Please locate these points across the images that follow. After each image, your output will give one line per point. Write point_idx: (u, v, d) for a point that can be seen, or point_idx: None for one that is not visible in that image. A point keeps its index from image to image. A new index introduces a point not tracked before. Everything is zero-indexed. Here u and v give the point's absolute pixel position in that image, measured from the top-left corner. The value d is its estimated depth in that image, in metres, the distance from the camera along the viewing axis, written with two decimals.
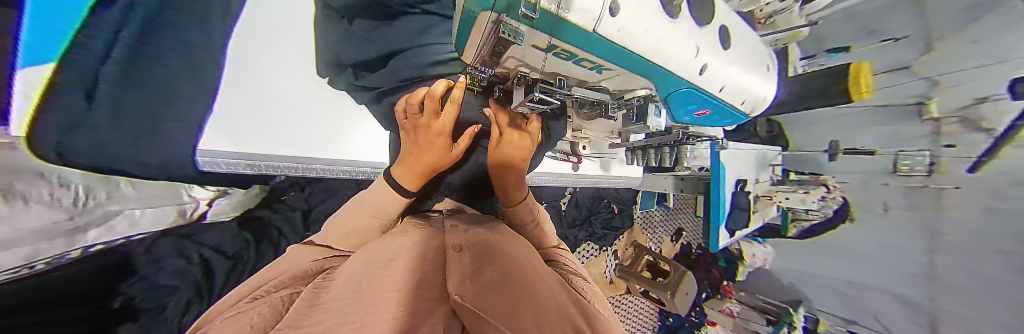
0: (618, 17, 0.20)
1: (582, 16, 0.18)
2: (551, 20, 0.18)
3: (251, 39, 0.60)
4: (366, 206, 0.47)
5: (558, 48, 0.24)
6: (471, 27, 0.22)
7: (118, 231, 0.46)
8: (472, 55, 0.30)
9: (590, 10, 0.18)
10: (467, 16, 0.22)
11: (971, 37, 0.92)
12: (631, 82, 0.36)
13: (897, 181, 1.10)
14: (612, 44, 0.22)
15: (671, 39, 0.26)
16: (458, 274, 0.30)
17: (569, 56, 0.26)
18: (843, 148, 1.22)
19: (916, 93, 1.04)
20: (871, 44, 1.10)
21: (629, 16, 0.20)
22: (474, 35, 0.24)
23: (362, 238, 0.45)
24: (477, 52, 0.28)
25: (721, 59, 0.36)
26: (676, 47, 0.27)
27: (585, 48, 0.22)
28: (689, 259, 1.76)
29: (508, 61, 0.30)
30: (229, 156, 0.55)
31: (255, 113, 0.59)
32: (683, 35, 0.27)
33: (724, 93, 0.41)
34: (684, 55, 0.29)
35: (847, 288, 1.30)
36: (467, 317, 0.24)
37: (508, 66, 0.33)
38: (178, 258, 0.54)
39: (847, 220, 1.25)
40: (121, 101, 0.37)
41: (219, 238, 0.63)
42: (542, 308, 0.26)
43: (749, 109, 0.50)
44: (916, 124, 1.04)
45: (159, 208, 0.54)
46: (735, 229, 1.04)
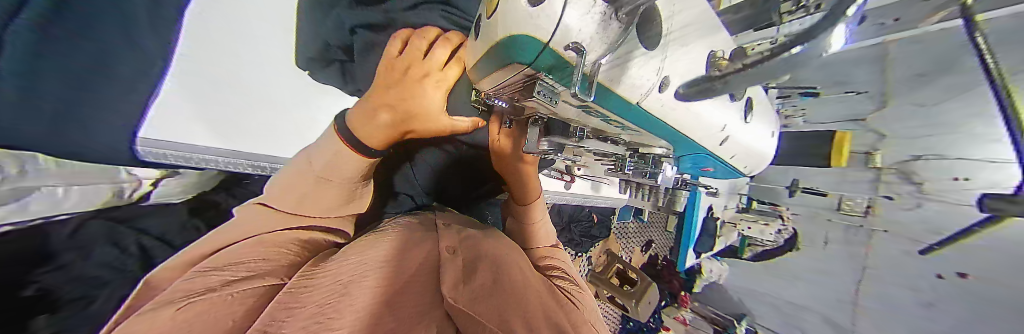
0: (661, 94, 0.24)
1: (625, 88, 0.20)
2: (601, 91, 0.20)
3: (215, 24, 0.58)
4: (315, 165, 0.41)
5: (587, 109, 0.26)
6: (492, 69, 0.23)
7: (30, 210, 0.41)
8: (488, 88, 0.30)
9: (632, 83, 0.21)
10: (489, 62, 0.22)
11: (915, 101, 1.02)
12: (649, 140, 0.42)
13: (839, 218, 1.21)
14: (641, 107, 0.24)
15: (694, 106, 0.30)
16: (453, 277, 0.29)
17: (599, 114, 0.28)
18: (801, 187, 1.27)
19: (865, 144, 1.10)
20: (838, 93, 1.12)
21: (665, 97, 0.25)
22: (495, 77, 0.24)
23: (326, 203, 0.43)
24: (495, 87, 0.29)
25: (740, 133, 0.42)
26: (695, 105, 0.30)
27: (612, 106, 0.24)
28: (654, 269, 1.79)
29: (528, 103, 0.30)
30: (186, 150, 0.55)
31: (216, 108, 0.59)
32: (715, 108, 0.33)
33: (733, 159, 0.48)
34: (709, 129, 0.35)
35: (786, 306, 1.49)
36: (462, 321, 0.24)
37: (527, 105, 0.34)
38: (110, 246, 0.48)
39: (794, 248, 1.37)
40: (32, 59, 0.30)
41: (161, 226, 0.55)
42: (533, 319, 0.26)
43: (749, 170, 0.57)
44: (862, 170, 1.12)
45: (90, 186, 0.47)
46: (701, 251, 1.13)
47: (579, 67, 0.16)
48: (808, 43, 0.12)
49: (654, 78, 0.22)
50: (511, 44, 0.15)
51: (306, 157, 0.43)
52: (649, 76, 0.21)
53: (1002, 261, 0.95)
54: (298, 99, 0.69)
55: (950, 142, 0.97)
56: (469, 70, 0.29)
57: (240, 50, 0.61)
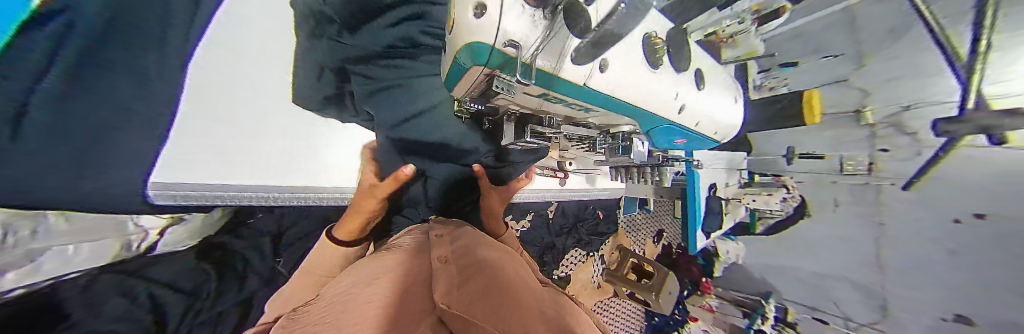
0: (604, 73, 0.30)
1: (570, 74, 0.27)
2: (544, 76, 0.26)
3: (211, 70, 0.51)
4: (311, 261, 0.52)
5: (548, 96, 0.32)
6: (460, 77, 0.28)
7: (44, 271, 0.40)
8: (461, 94, 0.34)
9: (576, 73, 0.28)
10: (455, 71, 0.26)
11: (889, 56, 1.07)
12: (615, 120, 0.46)
13: (844, 179, 1.24)
14: (595, 91, 0.31)
15: (647, 84, 0.35)
16: (444, 287, 0.29)
17: (559, 101, 0.34)
18: (799, 153, 1.30)
19: (851, 104, 1.17)
20: (818, 60, 1.18)
21: (610, 75, 0.31)
22: (464, 82, 0.29)
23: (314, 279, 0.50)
24: (466, 93, 0.33)
25: (696, 99, 0.46)
26: (645, 84, 0.35)
27: (566, 92, 0.30)
28: (670, 258, 1.78)
29: (498, 101, 0.36)
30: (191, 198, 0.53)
31: (211, 159, 0.54)
32: (662, 82, 0.38)
33: (698, 126, 0.51)
34: (662, 99, 0.39)
35: (810, 278, 1.40)
36: (451, 323, 0.24)
37: (500, 105, 0.41)
38: (121, 298, 0.47)
39: (805, 215, 1.37)
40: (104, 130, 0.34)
41: (170, 274, 0.55)
42: (527, 310, 0.25)
43: (721, 136, 0.60)
44: (857, 129, 1.18)
45: (98, 242, 0.47)
46: (711, 231, 1.11)
47: (519, 58, 0.23)
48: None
49: (592, 64, 0.28)
50: (471, 50, 0.22)
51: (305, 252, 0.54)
52: (587, 66, 0.28)
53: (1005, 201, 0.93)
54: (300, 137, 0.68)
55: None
56: (445, 84, 0.32)
57: (233, 88, 0.55)
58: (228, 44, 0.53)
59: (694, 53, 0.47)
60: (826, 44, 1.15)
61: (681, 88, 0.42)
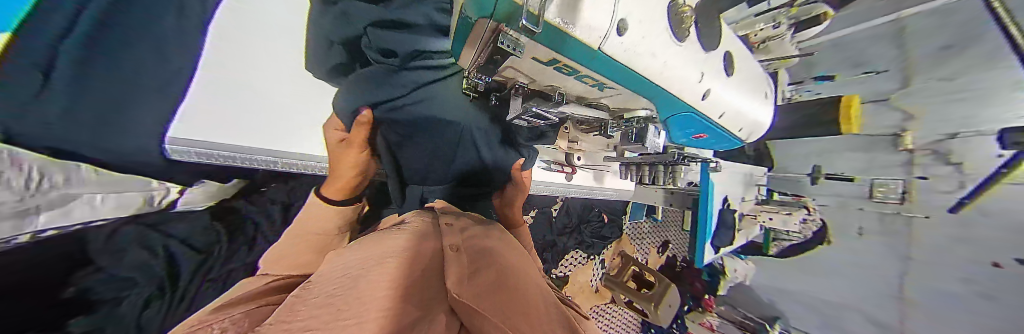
0: (622, 37, 0.26)
1: (587, 32, 0.23)
2: (556, 36, 0.23)
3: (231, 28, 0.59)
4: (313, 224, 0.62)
5: (559, 64, 0.30)
6: (471, 36, 0.27)
7: (75, 216, 0.43)
8: (469, 61, 0.34)
9: (595, 29, 0.23)
10: (466, 27, 0.26)
11: (946, 75, 0.95)
12: (632, 102, 0.44)
13: (872, 206, 1.13)
14: (617, 62, 0.28)
15: (672, 60, 0.33)
16: (456, 272, 0.27)
17: (570, 71, 0.32)
18: (824, 173, 1.25)
19: (892, 125, 1.08)
20: (853, 76, 1.13)
21: (629, 42, 0.27)
22: (473, 42, 0.28)
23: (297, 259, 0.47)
24: (473, 58, 0.33)
25: (722, 87, 0.43)
26: (668, 66, 0.33)
27: (584, 63, 0.28)
28: (673, 270, 1.74)
29: (504, 66, 0.34)
30: (203, 147, 0.56)
31: (222, 104, 0.60)
32: (688, 59, 0.35)
33: (723, 118, 0.47)
34: (685, 81, 0.36)
35: (823, 306, 1.32)
36: (463, 316, 0.22)
37: (507, 75, 0.40)
38: (141, 250, 0.52)
39: (825, 241, 1.28)
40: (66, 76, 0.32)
41: (187, 230, 0.60)
42: (535, 310, 0.23)
43: (744, 135, 0.56)
44: (892, 154, 1.08)
45: (122, 193, 0.49)
46: (719, 246, 1.06)
47: (529, 5, 0.18)
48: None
49: (613, 21, 0.25)
50: (475, 0, 0.21)
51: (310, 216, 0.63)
52: (608, 20, 0.24)
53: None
54: (300, 100, 0.71)
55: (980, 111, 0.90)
56: (454, 47, 0.33)
57: (250, 48, 0.63)
58: (246, 17, 0.62)
59: (724, 33, 0.43)
60: (870, 56, 1.08)
61: (706, 74, 0.39)
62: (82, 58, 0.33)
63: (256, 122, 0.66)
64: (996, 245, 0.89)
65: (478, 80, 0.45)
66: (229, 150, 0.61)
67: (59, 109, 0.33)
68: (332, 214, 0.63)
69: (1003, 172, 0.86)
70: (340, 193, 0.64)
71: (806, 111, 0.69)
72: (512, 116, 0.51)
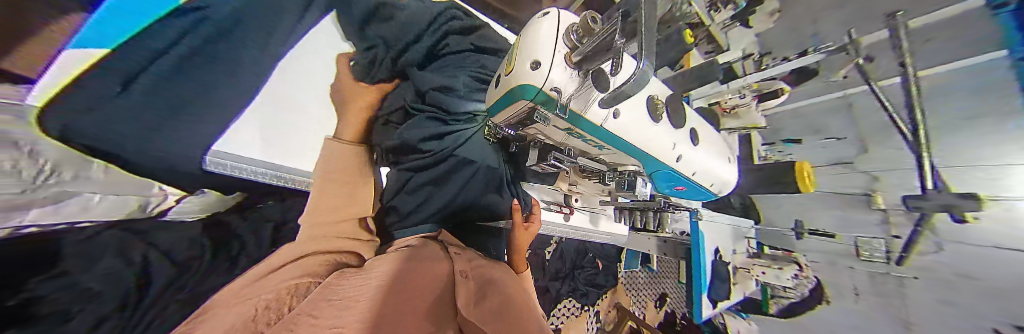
0: (617, 118, 0.36)
1: (594, 115, 0.34)
2: (575, 114, 0.34)
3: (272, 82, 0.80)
4: None
5: (571, 131, 0.39)
6: (508, 105, 0.35)
7: (65, 213, 0.42)
8: (500, 120, 0.42)
9: (598, 114, 0.35)
10: (508, 99, 0.34)
11: (893, 146, 1.06)
12: (624, 159, 0.51)
13: (862, 266, 1.08)
14: (611, 131, 0.37)
15: (654, 136, 0.42)
16: (465, 297, 0.29)
17: (579, 136, 0.41)
18: (808, 229, 1.28)
19: (857, 186, 1.16)
20: (817, 140, 1.29)
21: (621, 120, 0.37)
22: (509, 110, 0.36)
23: None
24: (505, 119, 0.41)
25: (692, 152, 0.51)
26: (653, 138, 0.41)
27: (590, 132, 0.37)
28: (674, 329, 1.61)
29: (531, 128, 0.42)
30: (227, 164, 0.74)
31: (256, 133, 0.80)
32: (663, 133, 0.43)
33: (696, 176, 0.54)
34: (664, 149, 0.44)
35: None
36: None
37: (527, 132, 0.47)
38: (125, 258, 0.46)
39: (824, 301, 1.20)
40: None
41: (173, 240, 0.54)
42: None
43: (716, 190, 0.62)
44: (868, 212, 1.12)
45: (120, 196, 0.51)
46: (717, 300, 1.01)
47: (559, 99, 0.31)
48: (640, 68, 0.24)
49: (608, 110, 0.35)
50: (523, 89, 0.31)
51: None
52: (604, 109, 0.35)
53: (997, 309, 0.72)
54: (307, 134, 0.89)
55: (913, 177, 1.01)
56: (490, 107, 0.41)
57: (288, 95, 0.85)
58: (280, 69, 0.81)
59: (689, 114, 0.53)
60: (827, 125, 1.24)
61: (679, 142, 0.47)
62: None
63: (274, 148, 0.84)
64: None
65: (503, 131, 0.51)
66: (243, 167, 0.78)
67: None
68: None
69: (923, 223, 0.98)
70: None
71: (768, 172, 0.77)
72: (529, 165, 0.55)
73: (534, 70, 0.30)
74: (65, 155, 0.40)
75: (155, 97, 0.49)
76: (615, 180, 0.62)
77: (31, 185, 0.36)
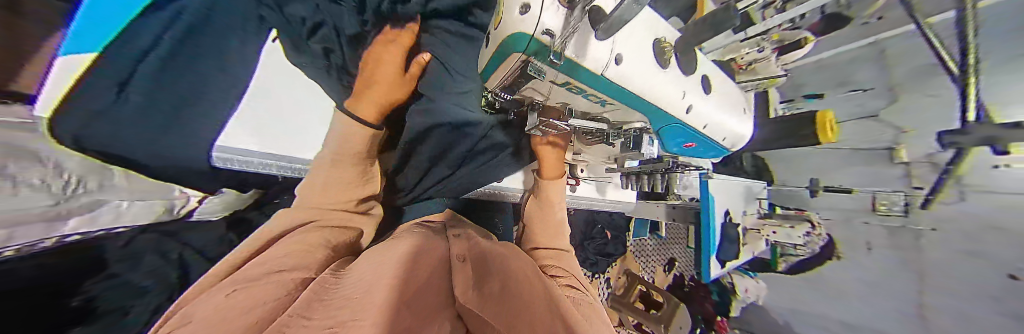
0: (621, 65, 0.32)
1: (593, 62, 0.30)
2: (570, 65, 0.29)
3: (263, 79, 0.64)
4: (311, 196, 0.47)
5: (570, 85, 0.35)
6: (500, 63, 0.32)
7: (100, 222, 0.47)
8: (494, 82, 0.39)
9: (598, 59, 0.30)
10: (498, 56, 0.31)
11: (927, 92, 1.00)
12: (629, 115, 0.48)
13: (875, 220, 1.15)
14: (613, 83, 0.34)
15: (662, 81, 0.38)
16: (461, 282, 0.30)
17: (579, 92, 0.37)
18: (823, 186, 1.26)
19: (885, 138, 1.11)
20: (843, 93, 1.19)
21: (627, 68, 0.33)
22: (501, 68, 0.33)
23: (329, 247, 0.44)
24: (499, 81, 0.38)
25: (703, 102, 0.48)
26: (660, 84, 0.38)
27: (590, 85, 0.34)
28: (683, 290, 1.68)
29: (529, 88, 0.39)
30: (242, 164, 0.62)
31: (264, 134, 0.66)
32: (671, 81, 0.40)
33: (706, 129, 0.52)
34: (671, 98, 0.41)
35: (840, 328, 1.28)
36: (469, 323, 0.25)
37: (524, 94, 0.44)
38: (156, 256, 0.55)
39: (834, 256, 1.27)
40: None
41: (205, 240, 0.62)
42: (532, 312, 0.25)
43: (728, 144, 0.60)
44: (891, 167, 1.10)
45: (147, 202, 0.53)
46: (726, 260, 1.04)
47: (554, 44, 0.26)
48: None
49: (611, 53, 0.31)
50: (512, 40, 0.26)
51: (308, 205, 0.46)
52: (606, 53, 0.30)
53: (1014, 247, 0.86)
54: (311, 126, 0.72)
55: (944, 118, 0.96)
56: (483, 71, 0.39)
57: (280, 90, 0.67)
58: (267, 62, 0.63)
59: (701, 59, 0.49)
60: (855, 76, 1.14)
61: (687, 91, 0.44)
62: None
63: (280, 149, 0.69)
64: (1004, 257, 0.88)
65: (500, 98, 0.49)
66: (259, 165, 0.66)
67: None
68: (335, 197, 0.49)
69: (952, 168, 0.97)
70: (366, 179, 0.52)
71: (784, 128, 0.73)
72: (529, 129, 0.53)
73: (522, 13, 0.24)
74: (88, 166, 0.43)
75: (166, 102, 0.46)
76: (619, 139, 0.62)
77: (65, 196, 0.41)
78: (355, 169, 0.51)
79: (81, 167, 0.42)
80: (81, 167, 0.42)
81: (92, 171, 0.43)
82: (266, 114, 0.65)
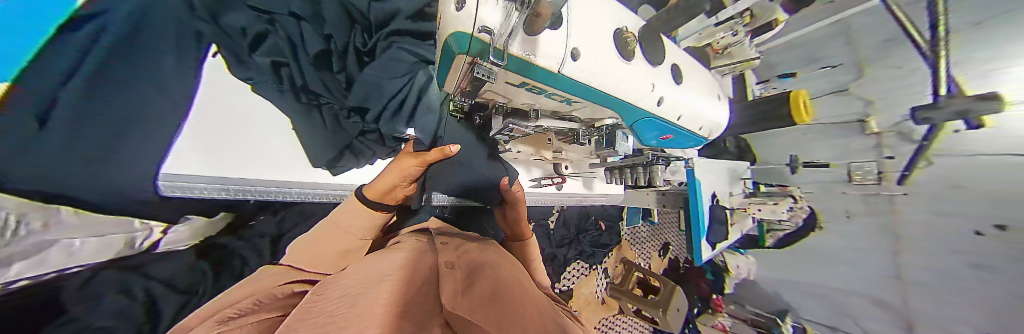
0: (577, 61, 0.32)
1: (547, 61, 0.29)
2: (523, 64, 0.28)
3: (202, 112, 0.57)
4: (345, 226, 0.47)
5: (528, 85, 0.34)
6: (452, 65, 0.30)
7: (48, 264, 0.39)
8: (452, 87, 0.37)
9: (553, 58, 0.29)
10: (446, 55, 0.29)
11: (894, 64, 1.06)
12: (599, 113, 0.48)
13: (853, 189, 1.20)
14: (578, 80, 0.33)
15: (629, 75, 0.38)
16: (452, 288, 0.27)
17: (540, 91, 0.37)
18: (803, 161, 1.31)
19: (856, 112, 1.16)
20: (815, 70, 1.23)
21: (586, 63, 0.33)
22: (455, 70, 0.31)
23: (330, 264, 0.45)
24: (457, 84, 0.35)
25: (673, 93, 0.48)
26: (630, 79, 0.39)
27: (550, 83, 0.33)
28: (677, 273, 1.71)
29: (486, 92, 0.38)
30: (201, 181, 0.57)
31: (217, 160, 0.59)
32: (637, 74, 0.40)
33: (681, 120, 0.53)
34: (640, 91, 0.41)
35: (827, 293, 1.32)
36: (458, 328, 0.23)
37: (488, 97, 0.43)
38: (119, 295, 0.45)
39: (817, 228, 1.32)
40: (64, 127, 0.33)
41: (171, 270, 0.53)
42: (530, 318, 0.24)
43: (706, 132, 0.61)
44: (862, 138, 1.16)
45: (104, 238, 0.46)
46: (716, 242, 1.07)
47: (494, 43, 0.25)
48: None
49: (568, 48, 0.30)
50: (455, 40, 0.26)
51: (331, 220, 0.48)
52: (563, 49, 0.30)
53: (969, 202, 0.95)
54: (278, 153, 0.68)
55: (909, 86, 1.03)
56: (439, 76, 0.37)
57: (227, 123, 0.61)
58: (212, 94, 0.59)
59: (670, 47, 0.49)
60: (824, 54, 1.19)
61: (658, 83, 0.44)
62: (84, 99, 0.35)
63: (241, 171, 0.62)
64: (975, 213, 0.95)
65: (462, 102, 0.48)
66: (229, 183, 0.60)
67: (64, 157, 0.34)
68: (365, 218, 0.48)
69: (928, 144, 1.03)
70: (383, 194, 0.50)
71: (760, 108, 0.74)
72: (494, 133, 0.52)
73: (458, 9, 0.24)
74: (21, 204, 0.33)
75: (127, 123, 0.41)
76: (593, 137, 0.63)
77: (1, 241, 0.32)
78: (376, 186, 0.50)
79: (18, 207, 0.33)
80: (19, 207, 0.33)
81: (37, 208, 0.35)
82: (214, 143, 0.59)
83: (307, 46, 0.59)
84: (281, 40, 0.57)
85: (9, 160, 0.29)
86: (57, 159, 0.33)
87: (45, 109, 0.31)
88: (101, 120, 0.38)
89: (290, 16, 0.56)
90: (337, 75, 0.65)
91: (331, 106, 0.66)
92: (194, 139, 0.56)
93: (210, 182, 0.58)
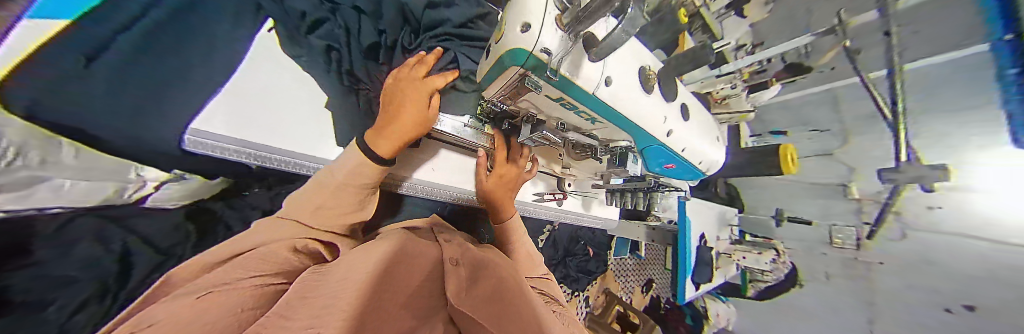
0: (610, 86, 0.36)
1: (586, 81, 0.33)
2: (566, 82, 0.33)
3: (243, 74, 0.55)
4: (333, 176, 0.40)
5: (564, 100, 0.38)
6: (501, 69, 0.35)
7: (33, 200, 0.35)
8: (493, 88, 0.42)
9: (592, 79, 0.34)
10: (500, 62, 0.34)
11: (871, 137, 1.15)
12: (616, 134, 0.52)
13: (833, 251, 1.24)
14: (607, 103, 0.38)
15: (648, 105, 0.43)
16: (455, 284, 0.29)
17: (573, 107, 0.40)
18: (787, 216, 1.37)
19: (839, 177, 1.24)
20: (804, 132, 1.30)
21: (614, 89, 0.37)
22: (505, 72, 0.35)
23: (337, 218, 0.42)
24: (503, 84, 0.39)
25: (681, 128, 0.52)
26: (648, 108, 0.43)
27: (584, 102, 0.37)
28: (658, 312, 1.69)
29: (526, 99, 0.43)
30: (226, 141, 0.51)
31: (246, 120, 0.54)
32: (654, 105, 0.44)
33: (686, 152, 0.56)
34: (654, 121, 0.46)
35: None
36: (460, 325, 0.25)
37: (519, 105, 0.47)
38: (95, 245, 0.43)
39: (797, 284, 1.35)
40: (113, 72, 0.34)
41: (157, 227, 0.52)
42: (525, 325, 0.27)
43: (704, 168, 0.65)
44: (844, 202, 1.23)
45: (98, 182, 0.42)
46: (700, 282, 1.08)
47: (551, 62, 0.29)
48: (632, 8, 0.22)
49: (603, 76, 0.35)
50: (513, 52, 0.31)
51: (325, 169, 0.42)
52: (598, 75, 0.34)
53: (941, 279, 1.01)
54: (306, 124, 0.63)
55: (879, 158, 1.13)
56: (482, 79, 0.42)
57: (261, 87, 0.58)
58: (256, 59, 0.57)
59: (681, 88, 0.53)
60: (812, 117, 1.26)
61: (670, 117, 0.49)
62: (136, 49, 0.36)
63: (265, 135, 0.56)
64: (946, 292, 1.00)
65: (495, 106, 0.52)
66: (253, 148, 0.55)
67: (108, 99, 0.35)
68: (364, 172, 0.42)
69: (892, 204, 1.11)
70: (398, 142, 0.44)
71: (753, 158, 0.80)
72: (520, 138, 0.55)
73: (523, 32, 0.29)
74: (31, 137, 0.29)
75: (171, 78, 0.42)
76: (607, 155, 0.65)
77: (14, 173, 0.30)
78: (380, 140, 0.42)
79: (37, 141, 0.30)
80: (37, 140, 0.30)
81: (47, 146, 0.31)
82: (244, 104, 0.55)
83: (362, 36, 0.66)
84: (338, 27, 0.64)
85: (51, 87, 0.29)
86: (98, 100, 0.34)
87: (93, 50, 0.32)
88: (148, 71, 0.39)
89: (352, 9, 0.65)
90: (382, 64, 0.71)
91: (367, 90, 0.69)
92: (227, 97, 0.52)
93: (234, 146, 0.52)
